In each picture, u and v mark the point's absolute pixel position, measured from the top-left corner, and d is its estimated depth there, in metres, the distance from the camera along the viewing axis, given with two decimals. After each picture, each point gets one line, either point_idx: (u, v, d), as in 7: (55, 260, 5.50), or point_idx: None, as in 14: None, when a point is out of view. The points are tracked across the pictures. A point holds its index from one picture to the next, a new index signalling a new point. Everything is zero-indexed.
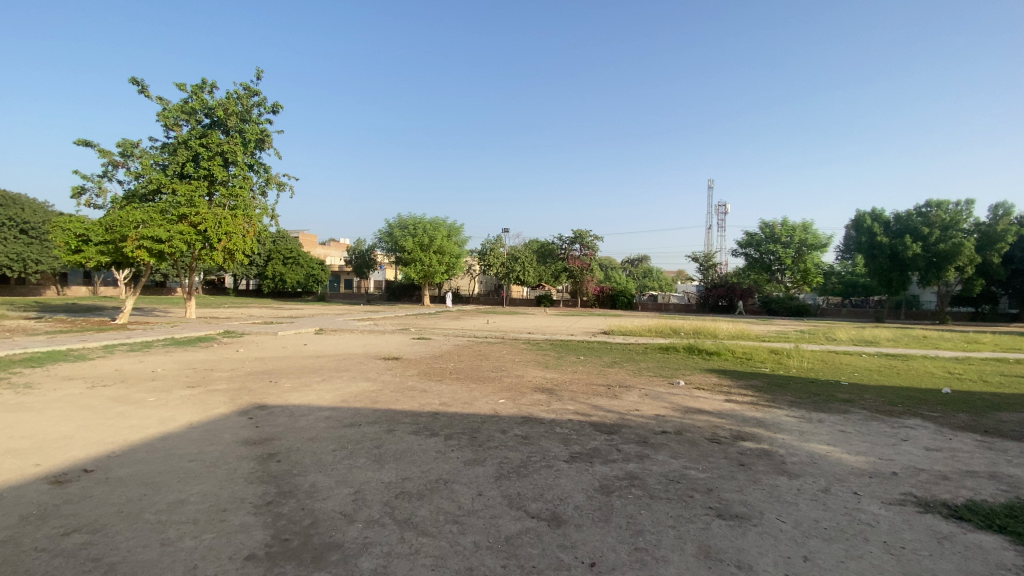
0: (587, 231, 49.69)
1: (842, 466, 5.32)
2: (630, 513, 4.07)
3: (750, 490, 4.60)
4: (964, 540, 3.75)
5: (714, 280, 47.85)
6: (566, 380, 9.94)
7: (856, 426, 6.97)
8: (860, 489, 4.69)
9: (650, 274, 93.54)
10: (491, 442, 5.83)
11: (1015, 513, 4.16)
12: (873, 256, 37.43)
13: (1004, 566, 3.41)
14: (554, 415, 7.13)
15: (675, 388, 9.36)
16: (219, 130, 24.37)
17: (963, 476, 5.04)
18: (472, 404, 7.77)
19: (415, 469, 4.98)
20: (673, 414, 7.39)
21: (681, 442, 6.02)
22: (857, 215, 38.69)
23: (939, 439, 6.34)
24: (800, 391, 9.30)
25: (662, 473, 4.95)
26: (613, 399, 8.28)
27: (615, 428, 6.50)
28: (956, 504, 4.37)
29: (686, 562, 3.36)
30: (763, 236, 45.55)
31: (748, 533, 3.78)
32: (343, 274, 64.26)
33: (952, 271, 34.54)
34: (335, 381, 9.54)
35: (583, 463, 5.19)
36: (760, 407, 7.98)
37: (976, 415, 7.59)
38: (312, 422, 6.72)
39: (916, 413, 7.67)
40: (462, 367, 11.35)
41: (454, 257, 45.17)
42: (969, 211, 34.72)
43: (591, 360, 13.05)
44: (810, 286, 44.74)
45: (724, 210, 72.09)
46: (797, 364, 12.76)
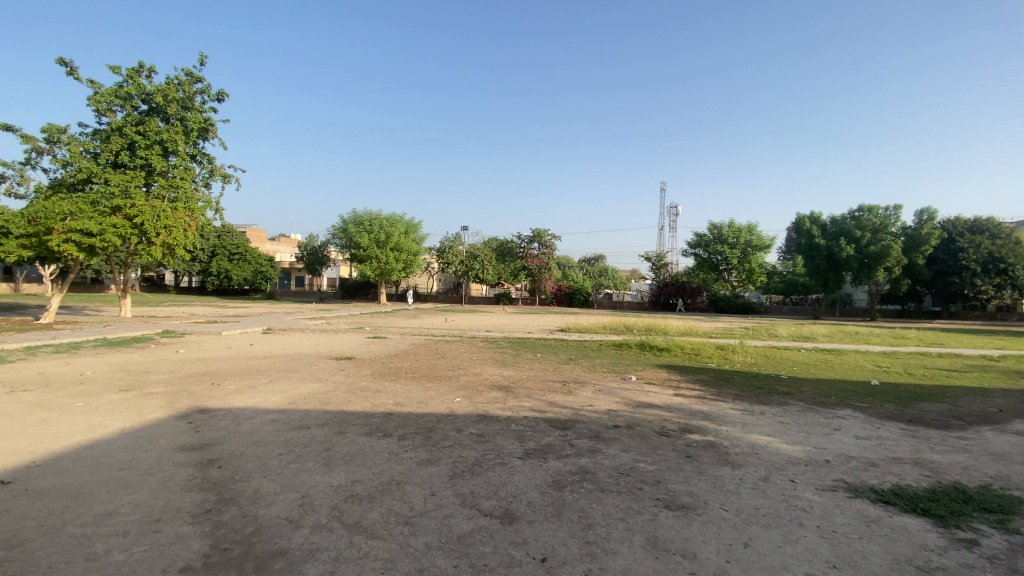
0: (545, 230, 50.19)
1: (782, 456, 5.59)
2: (582, 507, 4.13)
3: (695, 480, 4.77)
4: (890, 523, 4.03)
5: (666, 279, 49.41)
6: (522, 378, 9.99)
7: (794, 417, 7.37)
8: (797, 477, 4.96)
9: (606, 274, 95.47)
10: (446, 441, 5.77)
11: (935, 497, 4.51)
12: (812, 257, 39.68)
13: (926, 547, 3.68)
14: (509, 412, 7.14)
15: (627, 383, 9.60)
16: (158, 117, 22.93)
17: (890, 463, 5.42)
18: (427, 403, 7.69)
19: (366, 471, 4.86)
20: (625, 409, 7.56)
21: (631, 435, 6.17)
22: (796, 218, 40.95)
23: (868, 428, 6.80)
24: (744, 385, 9.75)
25: (613, 467, 5.05)
26: (567, 395, 8.39)
27: (570, 424, 6.59)
28: (883, 489, 4.69)
29: (634, 554, 3.44)
30: (711, 236, 47.34)
31: (693, 523, 3.91)
32: (294, 271, 61.98)
33: (881, 271, 37.09)
34: (283, 383, 9.17)
35: (537, 459, 5.23)
36: (706, 401, 8.30)
37: (900, 405, 8.21)
38: (256, 426, 6.44)
39: (847, 405, 8.20)
40: (417, 366, 11.19)
41: (412, 254, 44.50)
42: (897, 216, 37.31)
43: (547, 357, 13.18)
44: (754, 285, 47.01)
45: (675, 213, 74.64)
46: (741, 359, 13.38)
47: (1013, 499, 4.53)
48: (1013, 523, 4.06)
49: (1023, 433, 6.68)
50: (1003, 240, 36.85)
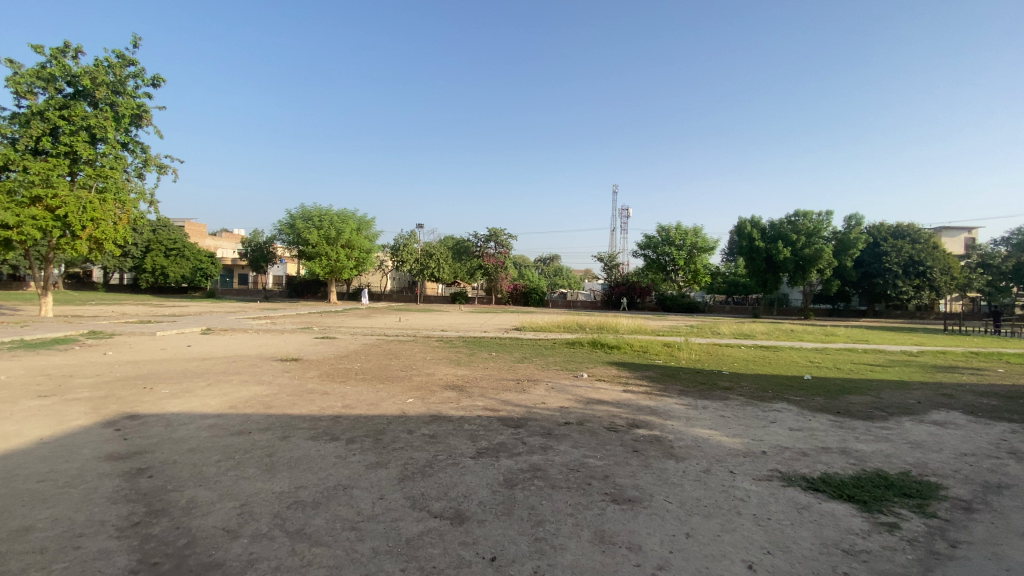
0: (501, 230, 50.33)
1: (722, 448, 5.86)
2: (532, 504, 4.16)
3: (642, 474, 4.92)
4: (819, 509, 4.30)
5: (618, 279, 50.68)
6: (476, 377, 9.96)
7: (734, 411, 7.75)
8: (736, 468, 5.20)
9: (561, 274, 96.59)
10: (396, 443, 5.67)
11: (859, 484, 4.85)
12: (752, 259, 41.82)
13: (851, 531, 3.95)
14: (462, 412, 7.10)
15: (579, 381, 9.78)
16: (85, 102, 21.21)
17: (819, 453, 5.79)
18: (377, 404, 7.53)
19: (311, 477, 4.70)
20: (577, 406, 7.68)
21: (582, 432, 6.28)
22: (738, 222, 42.94)
23: (800, 420, 7.24)
24: (689, 381, 10.17)
25: (564, 463, 5.12)
26: (521, 394, 8.43)
27: (523, 422, 6.63)
28: (814, 477, 5.00)
29: (582, 549, 3.50)
30: (660, 238, 48.91)
31: (639, 516, 4.03)
32: (237, 268, 59.06)
33: (815, 273, 39.54)
34: (224, 386, 8.72)
35: (489, 458, 5.22)
36: (653, 396, 8.59)
37: (830, 398, 8.80)
38: (193, 432, 6.09)
39: (782, 398, 8.72)
40: (368, 367, 10.92)
41: (364, 251, 43.42)
42: (829, 221, 39.83)
43: (501, 356, 13.21)
44: (699, 285, 49.03)
45: (626, 215, 76.80)
46: (686, 356, 13.93)
47: (926, 483, 4.95)
48: (926, 506, 4.43)
49: (935, 422, 7.32)
50: (920, 244, 40.18)
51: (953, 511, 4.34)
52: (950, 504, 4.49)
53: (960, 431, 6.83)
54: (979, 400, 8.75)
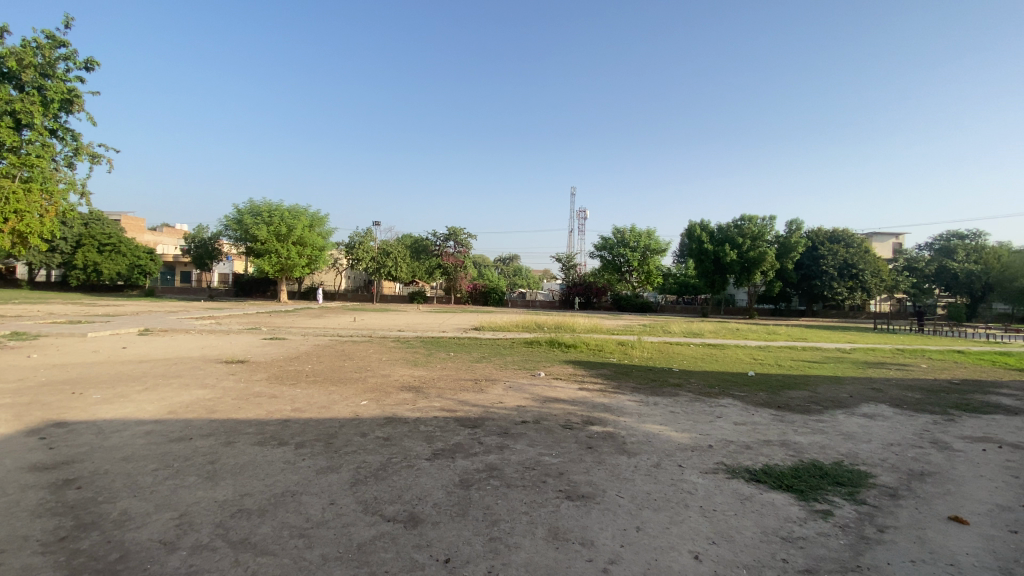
0: (460, 229, 50.02)
1: (672, 443, 6.05)
2: (487, 504, 4.16)
3: (595, 470, 5.02)
4: (760, 499, 4.53)
5: (575, 279, 51.51)
6: (433, 378, 9.85)
7: (683, 406, 8.04)
8: (684, 462, 5.39)
9: (520, 273, 97.09)
10: (349, 447, 5.53)
11: (797, 474, 5.15)
12: (702, 260, 43.48)
13: (789, 519, 4.18)
14: (418, 413, 7.01)
15: (536, 379, 9.86)
16: (8, 83, 19.51)
17: (761, 445, 6.09)
18: (329, 407, 7.32)
19: (257, 483, 4.52)
20: (534, 405, 7.74)
21: (538, 430, 6.33)
22: (689, 225, 44.51)
23: (744, 415, 7.60)
24: (641, 378, 10.46)
25: (520, 462, 5.16)
26: (478, 394, 8.40)
27: (480, 422, 6.62)
28: (756, 469, 5.26)
29: (536, 547, 3.53)
30: (615, 240, 50.03)
31: (592, 511, 4.11)
32: (180, 265, 55.87)
33: (759, 274, 41.55)
34: (164, 390, 8.24)
35: (445, 459, 5.19)
36: (607, 394, 8.79)
37: (772, 393, 9.29)
38: (127, 439, 5.71)
39: (728, 394, 9.12)
40: (320, 369, 10.58)
41: (317, 249, 42.06)
42: (772, 226, 41.85)
43: (459, 356, 13.14)
44: (653, 285, 50.52)
45: (584, 216, 78.17)
46: (640, 354, 14.34)
47: (857, 472, 5.31)
48: (856, 493, 4.75)
49: (865, 414, 7.87)
50: (854, 249, 43.00)
51: (881, 498, 4.67)
52: (877, 490, 4.84)
53: (887, 422, 7.36)
54: (904, 394, 9.47)
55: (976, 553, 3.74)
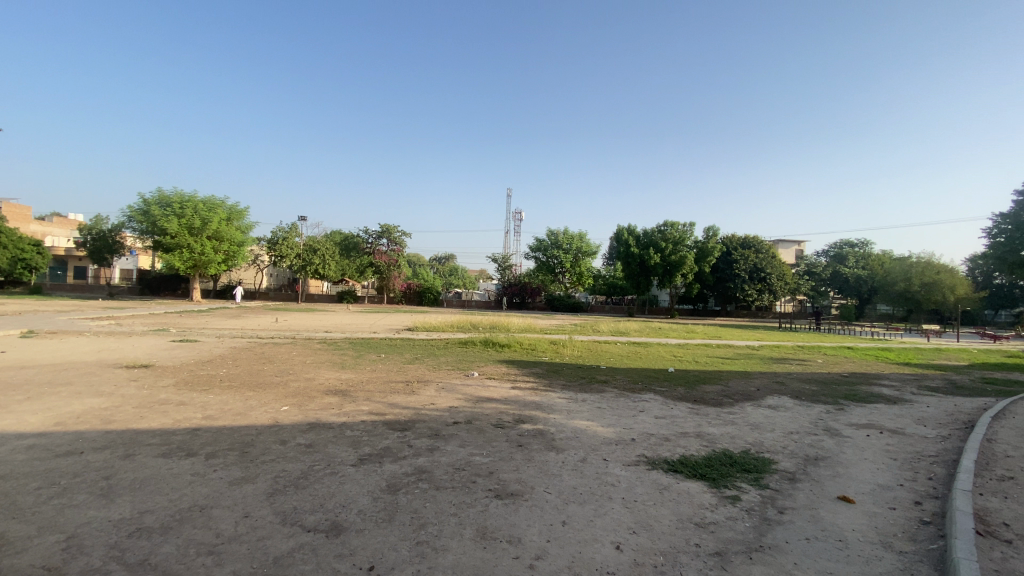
0: (394, 227, 48.75)
1: (598, 438, 6.27)
2: (415, 508, 4.09)
3: (524, 468, 5.09)
4: (677, 489, 4.81)
5: (510, 279, 52.05)
6: (361, 380, 9.54)
7: (609, 402, 8.36)
8: (609, 456, 5.61)
9: (455, 272, 96.62)
10: (267, 456, 5.22)
11: (710, 463, 5.52)
12: (628, 263, 45.43)
13: (702, 505, 4.48)
14: (345, 418, 6.76)
15: (469, 380, 9.83)
16: None
17: (679, 437, 6.46)
18: (246, 414, 6.87)
19: (161, 498, 4.16)
20: (466, 405, 7.72)
21: (469, 431, 6.32)
22: (617, 229, 46.36)
23: (665, 409, 8.03)
24: (571, 376, 10.75)
25: (449, 463, 5.12)
26: (408, 395, 8.24)
27: (409, 424, 6.50)
28: (674, 460, 5.58)
29: (463, 547, 3.53)
30: (549, 242, 51.03)
31: (520, 509, 4.17)
32: (73, 260, 50.11)
33: (679, 277, 44.09)
34: (50, 399, 7.34)
35: (372, 464, 5.03)
36: (538, 392, 8.94)
37: (690, 388, 9.90)
38: (2, 456, 5.03)
39: (651, 389, 9.60)
40: (237, 373, 9.90)
41: (235, 244, 39.34)
42: (691, 232, 44.39)
43: (390, 357, 12.83)
44: (584, 286, 52.15)
45: (520, 217, 79.18)
46: (570, 353, 14.76)
47: (761, 459, 5.79)
48: (761, 479, 5.18)
49: (770, 406, 8.58)
50: (763, 254, 46.81)
51: (781, 482, 5.13)
52: (778, 475, 5.30)
53: (788, 413, 8.08)
54: (802, 386, 10.46)
55: (859, 528, 4.21)
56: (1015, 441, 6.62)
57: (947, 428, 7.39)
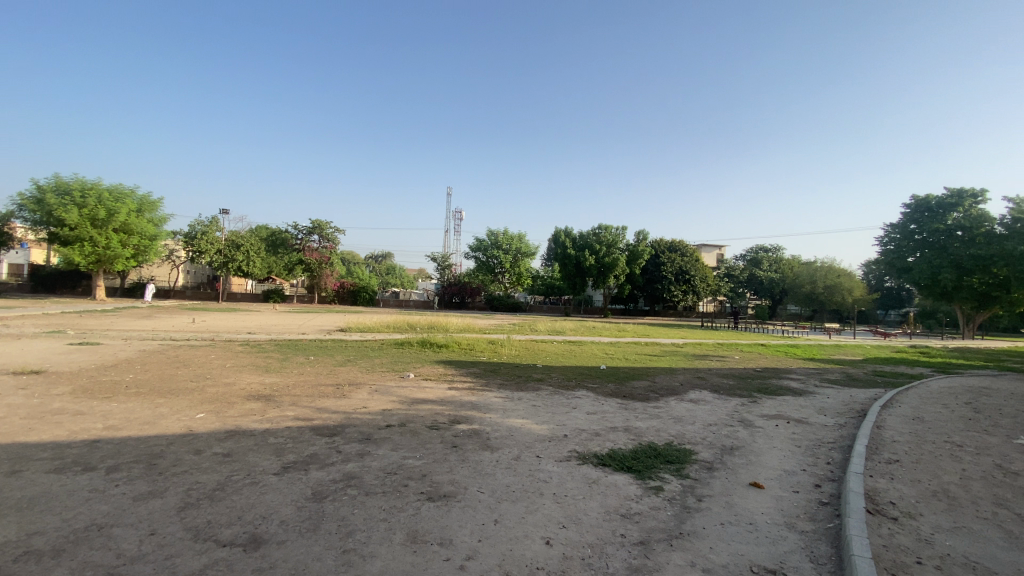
0: (326, 222, 46.90)
1: (532, 435, 6.37)
2: (342, 515, 3.96)
3: (458, 468, 5.07)
4: (606, 482, 4.99)
5: (449, 279, 51.77)
6: (287, 384, 9.08)
7: (544, 400, 8.52)
8: (541, 453, 5.72)
9: (393, 271, 94.60)
10: (178, 467, 4.84)
11: (636, 456, 5.77)
12: (565, 264, 46.48)
13: (628, 497, 4.67)
14: (268, 424, 6.40)
15: (404, 381, 9.65)
16: None
17: (609, 432, 6.71)
18: (155, 424, 6.32)
19: (51, 519, 3.73)
20: (400, 407, 7.57)
21: (402, 433, 6.20)
22: (554, 231, 47.23)
23: (596, 405, 8.30)
24: (508, 375, 10.85)
25: (380, 467, 5.00)
26: (339, 399, 7.95)
27: (339, 429, 6.27)
28: (603, 454, 5.78)
29: (392, 552, 3.46)
30: (489, 242, 51.19)
31: (452, 510, 4.14)
32: None
33: (612, 279, 45.76)
34: None
35: (296, 472, 4.81)
36: (475, 391, 8.93)
37: (621, 384, 10.32)
38: None
39: (584, 387, 9.89)
40: (146, 378, 9.09)
41: (147, 238, 36.16)
42: (623, 235, 46.17)
43: (322, 359, 12.32)
44: (523, 286, 52.84)
45: (459, 216, 79.16)
46: (507, 352, 14.89)
47: (683, 450, 6.13)
48: (682, 469, 5.49)
49: (692, 400, 9.10)
50: (688, 257, 49.59)
51: (700, 471, 5.47)
52: (697, 465, 5.65)
53: (708, 406, 8.61)
54: (721, 381, 11.18)
55: (767, 511, 4.57)
56: (898, 427, 7.47)
57: (844, 417, 8.20)
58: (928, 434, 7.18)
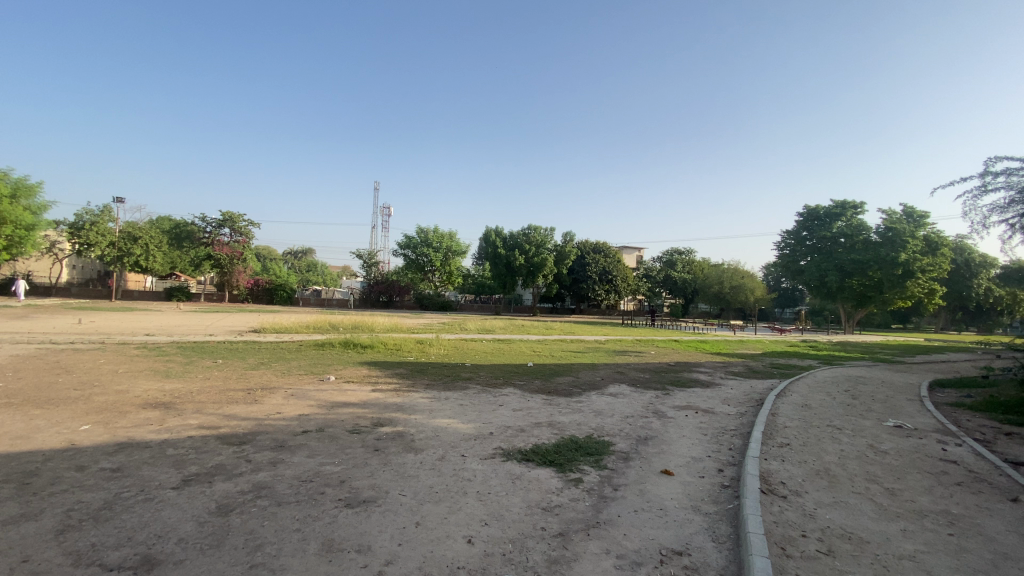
0: (239, 215, 43.76)
1: (457, 435, 6.35)
2: (251, 528, 3.73)
3: (379, 473, 4.94)
4: (528, 476, 5.09)
5: (376, 277, 50.36)
6: (192, 390, 8.36)
7: (470, 398, 8.53)
8: (466, 452, 5.72)
9: (314, 268, 90.20)
10: (58, 486, 4.32)
11: (558, 450, 5.95)
12: (496, 263, 46.72)
13: (548, 490, 4.81)
14: (168, 435, 5.88)
15: (325, 384, 9.25)
16: None
17: (533, 428, 6.85)
18: (29, 438, 5.57)
19: None
20: (319, 412, 7.26)
21: (320, 439, 5.95)
22: (485, 231, 47.34)
23: (522, 401, 8.45)
24: (435, 374, 10.75)
25: (295, 475, 4.76)
26: (251, 405, 7.47)
27: (249, 437, 5.88)
28: (527, 450, 5.89)
29: (306, 563, 3.31)
30: (419, 239, 50.21)
31: (372, 516, 4.03)
32: None
33: (541, 278, 46.70)
34: None
35: (199, 485, 4.45)
36: (400, 393, 8.75)
37: (547, 381, 10.57)
38: None
39: (511, 384, 10.03)
40: (17, 388, 7.95)
41: (25, 228, 31.75)
42: (552, 236, 47.25)
43: (233, 363, 11.50)
44: (453, 285, 52.50)
45: (387, 212, 77.37)
46: (434, 351, 14.72)
47: (602, 442, 6.41)
48: (601, 460, 5.73)
49: (612, 393, 9.54)
50: (611, 258, 51.78)
51: (617, 461, 5.74)
52: (615, 456, 5.93)
53: (626, 399, 9.06)
54: (639, 375, 11.80)
55: (675, 496, 4.90)
56: (790, 414, 8.28)
57: (745, 406, 8.97)
58: (814, 419, 8.05)
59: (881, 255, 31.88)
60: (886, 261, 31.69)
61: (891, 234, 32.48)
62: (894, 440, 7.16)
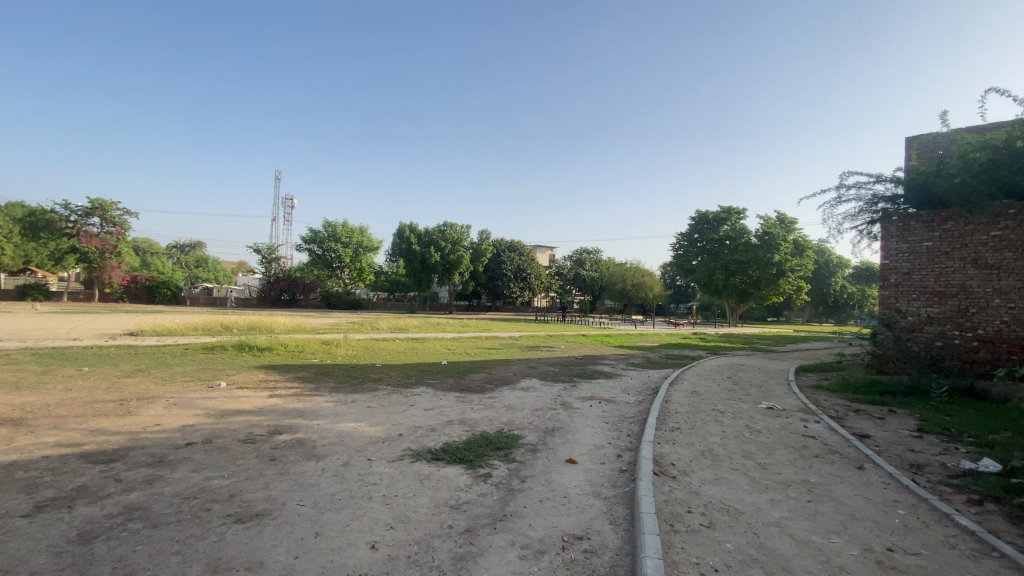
0: (112, 203, 38.76)
1: (363, 439, 6.14)
2: (120, 555, 3.35)
3: (275, 484, 4.65)
4: (436, 476, 5.07)
5: (278, 274, 47.62)
6: (49, 404, 7.24)
7: (379, 400, 8.29)
8: (373, 455, 5.57)
9: (205, 263, 82.19)
10: None
11: (468, 446, 6.00)
12: (410, 261, 45.71)
13: (457, 488, 4.83)
14: (14, 456, 5.06)
15: (215, 391, 8.50)
16: None
17: (443, 426, 6.83)
18: None
19: None
20: (208, 421, 6.66)
21: (207, 451, 5.46)
22: (399, 227, 46.30)
23: (433, 400, 8.38)
24: (342, 376, 10.32)
25: (176, 492, 4.34)
26: (125, 418, 6.66)
27: (120, 454, 5.23)
28: (437, 449, 5.87)
29: None
30: (326, 234, 47.23)
31: (265, 530, 3.79)
32: None
33: (457, 275, 46.51)
34: None
35: (55, 511, 3.89)
36: (302, 397, 8.28)
37: (459, 378, 10.55)
38: None
39: (423, 383, 9.88)
40: None
41: None
42: (467, 233, 47.21)
43: (103, 370, 10.15)
44: (364, 283, 50.38)
45: (291, 205, 72.71)
46: (342, 353, 14.08)
47: (512, 436, 6.55)
48: (509, 454, 5.86)
49: (522, 388, 9.77)
50: (525, 256, 52.87)
51: (525, 454, 5.92)
52: (523, 448, 6.10)
53: (536, 393, 9.32)
54: (548, 370, 12.18)
55: (578, 484, 5.15)
56: (682, 401, 9.03)
57: (643, 395, 9.62)
58: (701, 405, 8.85)
59: (760, 257, 35.77)
60: (763, 261, 35.73)
61: (768, 237, 36.48)
62: (767, 420, 8.09)
